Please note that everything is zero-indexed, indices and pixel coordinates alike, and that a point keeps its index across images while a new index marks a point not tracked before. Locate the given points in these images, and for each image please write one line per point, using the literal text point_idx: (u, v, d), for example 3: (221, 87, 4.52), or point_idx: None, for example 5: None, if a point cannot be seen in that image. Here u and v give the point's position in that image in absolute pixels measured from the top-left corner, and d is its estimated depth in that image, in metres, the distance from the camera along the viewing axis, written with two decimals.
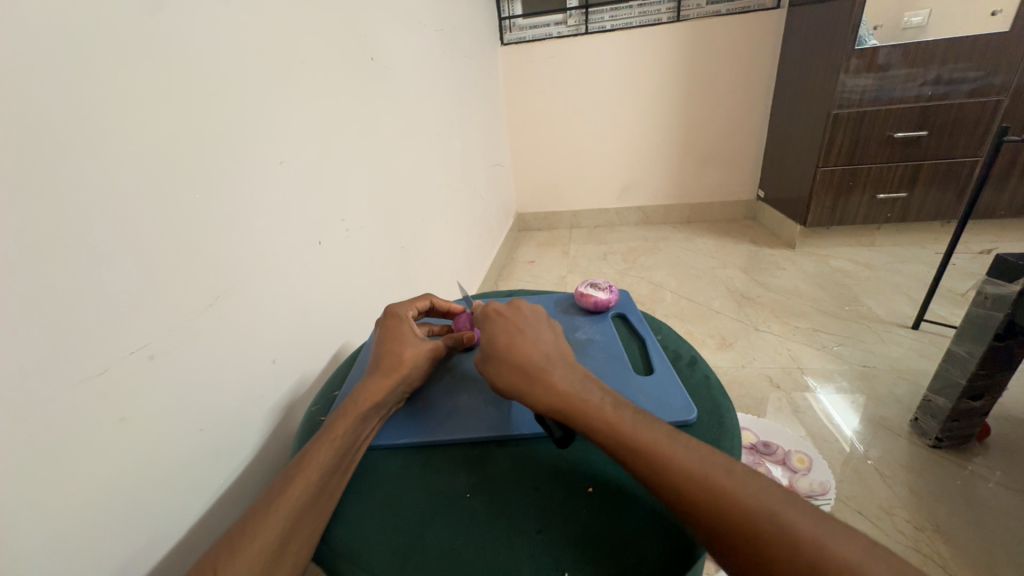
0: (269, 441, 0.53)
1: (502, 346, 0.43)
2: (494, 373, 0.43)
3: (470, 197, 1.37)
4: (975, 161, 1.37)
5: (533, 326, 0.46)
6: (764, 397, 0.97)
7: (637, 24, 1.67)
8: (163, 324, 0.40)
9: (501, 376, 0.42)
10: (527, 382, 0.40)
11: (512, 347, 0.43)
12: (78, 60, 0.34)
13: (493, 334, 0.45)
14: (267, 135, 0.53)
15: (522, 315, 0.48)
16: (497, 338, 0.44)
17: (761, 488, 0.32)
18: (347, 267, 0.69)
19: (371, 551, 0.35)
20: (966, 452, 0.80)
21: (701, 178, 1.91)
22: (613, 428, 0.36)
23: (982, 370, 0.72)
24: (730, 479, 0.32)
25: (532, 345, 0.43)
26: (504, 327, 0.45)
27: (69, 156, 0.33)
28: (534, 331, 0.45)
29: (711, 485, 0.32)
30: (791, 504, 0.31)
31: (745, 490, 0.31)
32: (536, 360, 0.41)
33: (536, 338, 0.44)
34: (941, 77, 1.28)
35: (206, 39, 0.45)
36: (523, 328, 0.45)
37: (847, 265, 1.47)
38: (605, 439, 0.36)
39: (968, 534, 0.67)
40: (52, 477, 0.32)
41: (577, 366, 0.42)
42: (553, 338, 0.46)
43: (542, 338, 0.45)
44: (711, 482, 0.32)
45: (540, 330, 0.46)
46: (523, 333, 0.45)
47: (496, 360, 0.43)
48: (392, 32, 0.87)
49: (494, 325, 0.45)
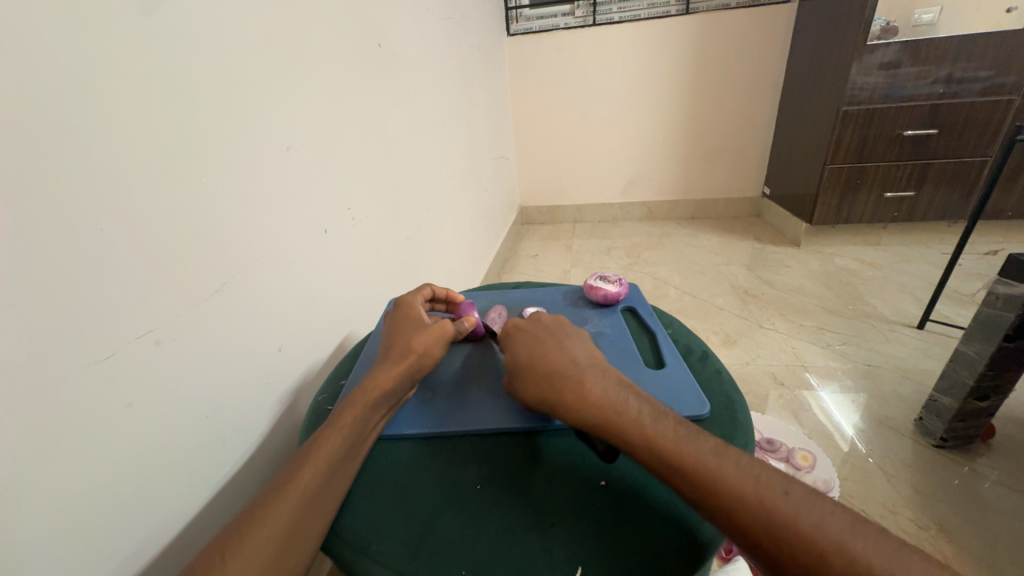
0: (275, 430, 0.52)
1: (524, 358, 0.43)
2: (520, 388, 0.42)
3: (473, 189, 1.36)
4: (984, 161, 1.36)
5: (556, 333, 0.45)
6: (767, 395, 0.96)
7: (645, 16, 1.65)
8: (170, 310, 0.40)
9: (529, 390, 0.41)
10: (554, 393, 0.40)
11: (536, 359, 0.42)
12: (75, 36, 0.32)
13: (518, 350, 0.44)
14: (273, 119, 0.53)
15: (544, 325, 0.46)
16: (522, 355, 0.43)
17: (802, 494, 0.31)
18: (352, 255, 0.69)
19: (382, 540, 0.35)
20: (970, 452, 0.80)
21: (706, 174, 1.90)
22: (643, 438, 0.35)
23: (990, 371, 0.71)
24: (778, 498, 0.31)
25: (557, 353, 0.42)
26: (527, 342, 0.44)
27: (74, 135, 0.32)
28: (559, 339, 0.44)
29: (741, 494, 0.31)
30: (814, 511, 0.30)
31: (771, 497, 0.31)
32: (564, 370, 0.41)
33: (561, 345, 0.43)
34: (954, 76, 1.27)
35: (211, 19, 0.44)
36: (546, 337, 0.44)
37: (853, 264, 1.47)
38: (633, 448, 0.35)
39: (972, 534, 0.68)
40: (53, 466, 0.31)
41: (609, 371, 0.41)
42: (582, 345, 0.44)
43: (567, 344, 0.44)
44: (737, 487, 0.32)
45: (568, 340, 0.44)
46: (553, 345, 0.43)
47: (522, 376, 0.42)
48: (398, 19, 0.85)
49: (516, 340, 0.45)
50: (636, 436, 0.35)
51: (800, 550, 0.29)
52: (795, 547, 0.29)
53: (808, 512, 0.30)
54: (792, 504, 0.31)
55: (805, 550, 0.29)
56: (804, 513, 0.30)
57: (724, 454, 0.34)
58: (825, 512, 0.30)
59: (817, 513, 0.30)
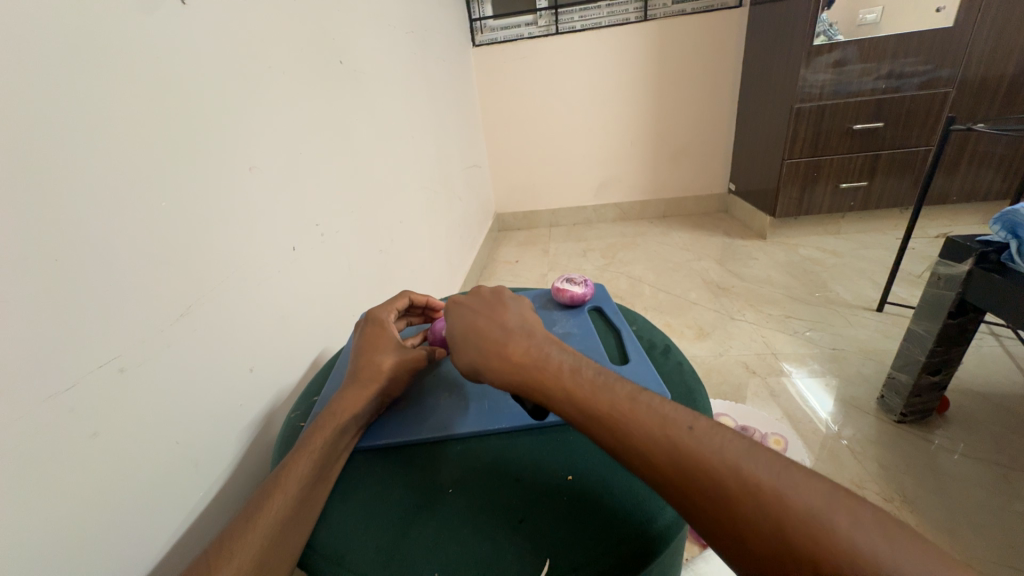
0: (251, 450, 0.52)
1: (458, 330, 0.45)
2: (457, 354, 0.44)
3: (447, 199, 1.37)
4: (928, 150, 1.44)
5: (493, 309, 0.47)
6: (741, 383, 1.00)
7: (606, 24, 1.70)
8: (135, 336, 0.40)
9: (465, 356, 0.43)
10: (484, 358, 0.42)
11: (470, 329, 0.45)
12: (18, 70, 0.32)
13: (452, 321, 0.47)
14: (235, 142, 0.53)
15: (482, 298, 0.49)
16: (457, 326, 0.46)
17: (706, 425, 0.33)
18: (323, 270, 0.69)
19: (358, 551, 0.36)
20: (928, 425, 0.85)
21: (674, 173, 1.95)
22: (561, 388, 0.38)
23: (938, 347, 0.76)
24: (681, 432, 0.33)
25: (489, 323, 0.45)
26: (463, 314, 0.47)
27: (22, 172, 0.32)
28: (495, 311, 0.46)
29: (649, 432, 0.33)
30: (726, 440, 0.32)
31: (676, 431, 0.33)
32: (493, 336, 0.43)
33: (496, 317, 0.46)
34: (894, 71, 1.35)
35: (165, 47, 0.44)
36: (480, 309, 0.47)
37: (815, 253, 1.53)
38: (553, 400, 0.38)
39: (931, 502, 0.71)
40: (17, 506, 0.31)
41: (536, 333, 0.43)
42: (516, 315, 0.46)
43: (500, 314, 0.46)
44: (645, 425, 0.34)
45: (501, 309, 0.47)
46: (484, 315, 0.46)
47: (457, 345, 0.45)
48: (359, 35, 0.86)
49: (452, 314, 0.47)
50: (556, 390, 0.38)
51: (700, 479, 0.31)
52: (693, 475, 0.31)
53: (709, 441, 0.32)
54: (696, 437, 0.32)
55: (701, 476, 0.31)
56: (705, 443, 0.32)
57: (638, 398, 0.36)
58: (723, 438, 0.32)
59: (717, 441, 0.32)
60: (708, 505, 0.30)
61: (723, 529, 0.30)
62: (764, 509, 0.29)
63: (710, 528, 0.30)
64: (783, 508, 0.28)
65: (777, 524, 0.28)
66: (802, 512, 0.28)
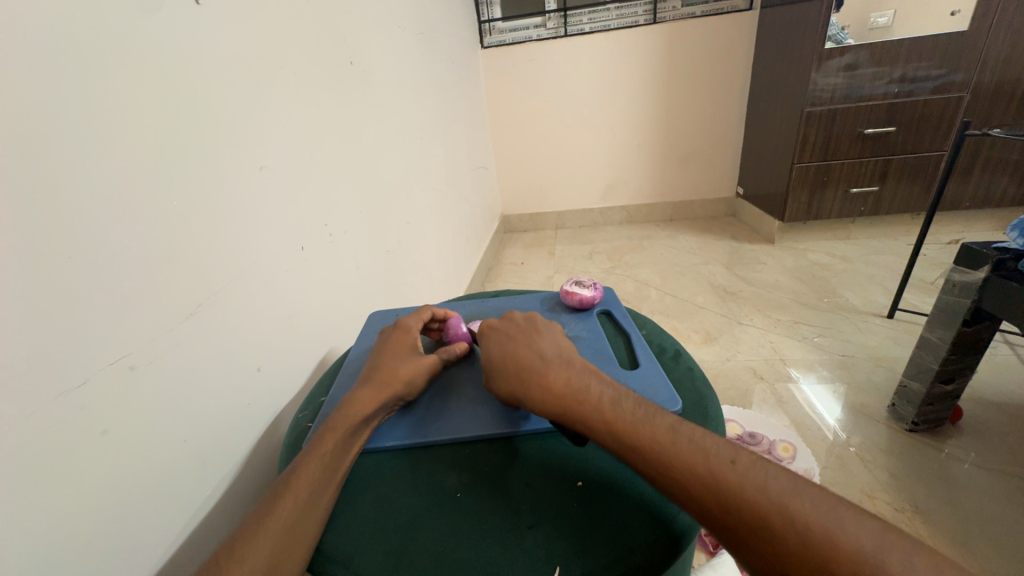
0: (258, 450, 0.52)
1: (496, 358, 0.45)
2: (497, 383, 0.45)
3: (454, 200, 1.37)
4: (941, 155, 1.42)
5: (528, 335, 0.47)
6: (749, 389, 0.99)
7: (615, 25, 1.70)
8: (143, 335, 0.40)
9: (503, 385, 0.44)
10: (523, 385, 0.42)
11: (510, 357, 0.45)
12: (27, 67, 0.32)
13: (491, 351, 0.47)
14: (247, 143, 0.53)
15: (517, 324, 0.49)
16: (495, 352, 0.46)
17: (748, 460, 0.33)
18: (332, 269, 0.69)
19: (366, 554, 0.35)
20: (941, 434, 0.84)
21: (682, 176, 1.94)
22: (601, 420, 0.37)
23: (952, 355, 0.75)
24: (725, 467, 0.33)
25: (527, 350, 0.45)
26: (501, 342, 0.47)
27: (25, 172, 0.32)
28: (535, 339, 0.46)
29: (691, 466, 0.33)
30: (770, 476, 0.32)
31: (720, 466, 0.33)
32: (533, 363, 0.43)
33: (530, 343, 0.46)
34: (907, 75, 1.33)
35: (176, 45, 0.44)
36: (517, 336, 0.47)
37: (824, 258, 1.52)
38: (590, 427, 0.37)
39: (944, 514, 0.70)
40: (25, 503, 0.31)
41: (574, 361, 0.43)
42: (553, 342, 0.46)
43: (534, 341, 0.46)
44: (689, 461, 0.33)
45: (537, 336, 0.47)
46: (520, 342, 0.46)
47: (498, 375, 0.44)
48: (369, 35, 0.87)
49: (489, 341, 0.47)
50: (596, 420, 0.37)
51: (746, 516, 0.31)
52: (739, 511, 0.31)
53: (754, 477, 0.32)
54: (740, 472, 0.32)
55: (746, 513, 0.31)
56: (750, 479, 0.32)
57: (678, 431, 0.35)
58: (767, 474, 0.32)
59: (761, 478, 0.32)
60: (757, 542, 0.30)
61: (764, 565, 0.30)
62: (813, 551, 0.28)
63: (754, 562, 0.30)
64: (836, 548, 0.28)
65: (829, 565, 0.28)
66: (848, 552, 0.28)
